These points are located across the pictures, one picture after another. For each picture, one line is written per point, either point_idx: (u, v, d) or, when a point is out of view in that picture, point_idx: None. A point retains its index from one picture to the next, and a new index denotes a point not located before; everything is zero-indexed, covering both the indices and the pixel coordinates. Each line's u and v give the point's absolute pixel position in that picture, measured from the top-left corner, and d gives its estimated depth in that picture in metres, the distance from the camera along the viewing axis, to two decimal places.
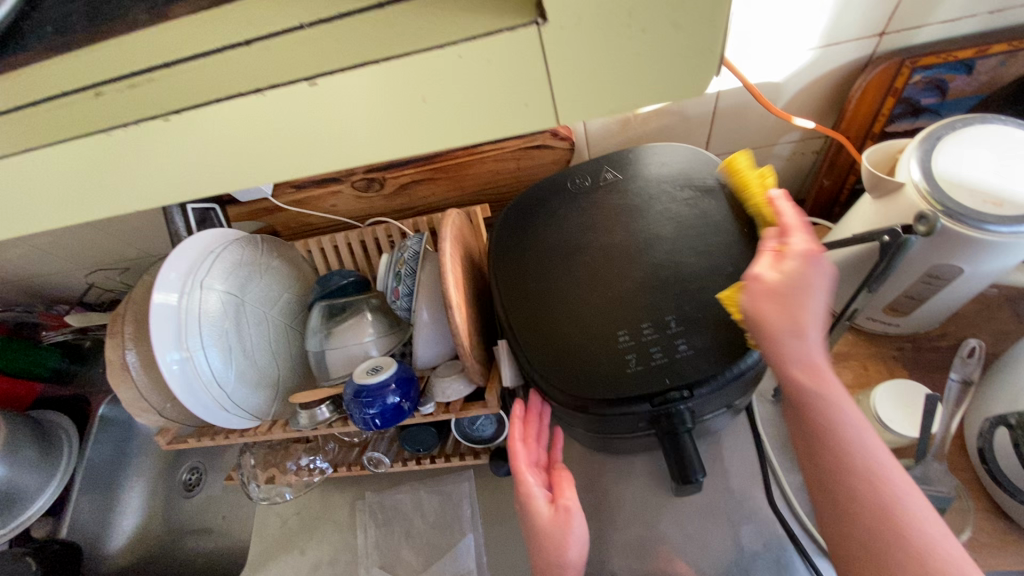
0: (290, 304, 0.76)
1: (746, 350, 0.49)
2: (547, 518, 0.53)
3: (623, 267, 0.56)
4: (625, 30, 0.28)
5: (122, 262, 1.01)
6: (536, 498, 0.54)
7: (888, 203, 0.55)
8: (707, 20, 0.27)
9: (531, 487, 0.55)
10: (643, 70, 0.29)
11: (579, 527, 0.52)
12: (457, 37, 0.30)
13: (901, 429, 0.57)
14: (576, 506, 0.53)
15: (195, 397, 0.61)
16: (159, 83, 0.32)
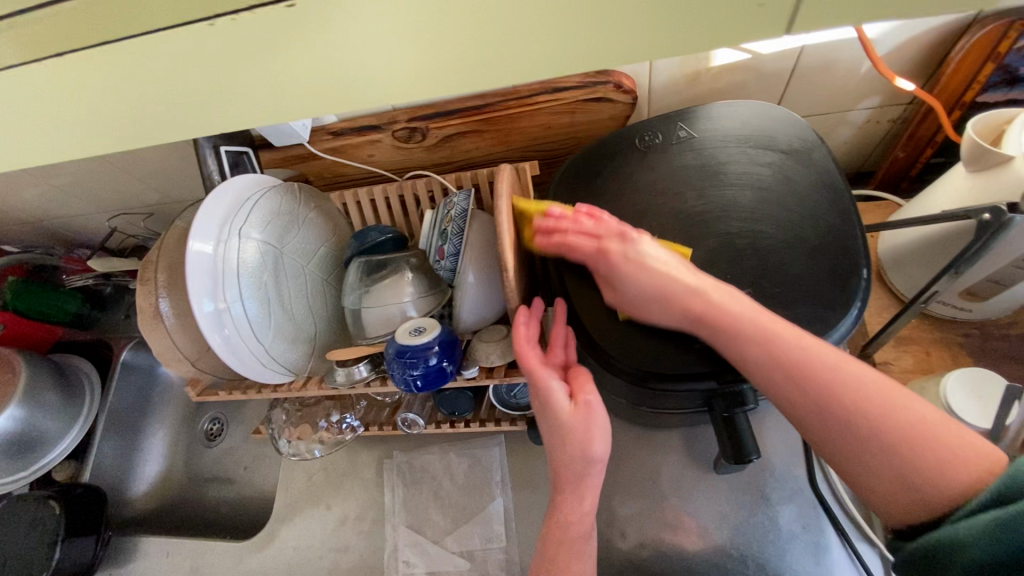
0: (325, 258, 0.73)
1: (829, 329, 0.46)
2: (566, 413, 0.50)
3: (695, 234, 0.52)
4: None
5: (146, 207, 0.97)
6: (554, 392, 0.50)
7: (988, 178, 0.51)
8: None
9: (550, 383, 0.51)
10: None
11: (601, 420, 0.49)
12: None
13: (974, 420, 0.54)
14: (597, 400, 0.50)
15: (234, 350, 0.59)
16: None
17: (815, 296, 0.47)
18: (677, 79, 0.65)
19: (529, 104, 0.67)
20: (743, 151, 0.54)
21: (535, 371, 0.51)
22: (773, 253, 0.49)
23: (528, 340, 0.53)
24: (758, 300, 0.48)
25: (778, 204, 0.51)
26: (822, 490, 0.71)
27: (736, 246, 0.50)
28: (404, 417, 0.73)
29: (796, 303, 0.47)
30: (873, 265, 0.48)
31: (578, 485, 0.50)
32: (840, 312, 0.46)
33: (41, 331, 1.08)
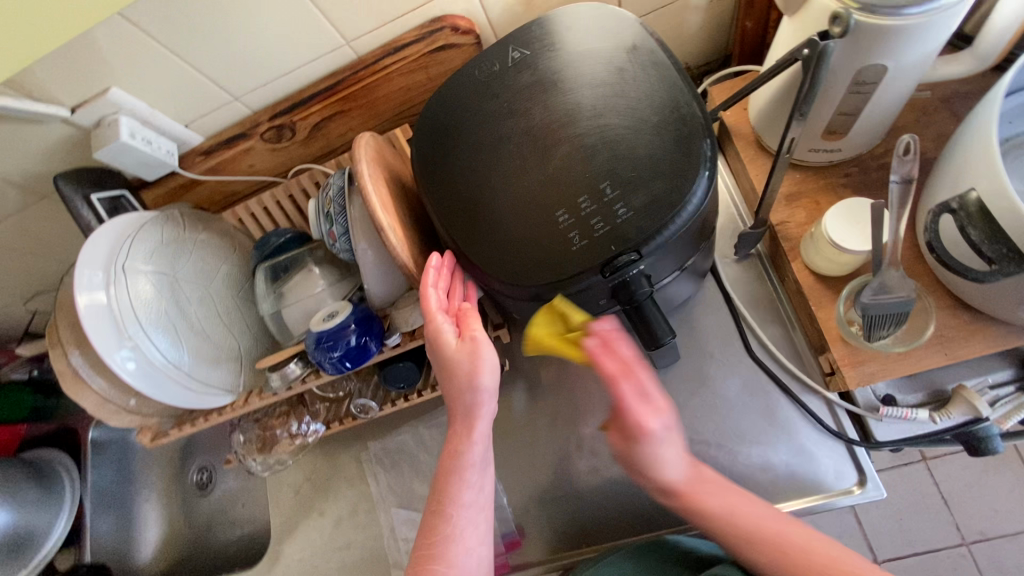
0: (231, 275, 0.73)
1: (685, 196, 0.49)
2: (455, 350, 0.54)
3: (551, 144, 0.53)
4: None
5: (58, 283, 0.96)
6: (444, 336, 0.54)
7: (802, 16, 0.52)
8: None
9: (441, 327, 0.54)
10: None
11: (488, 353, 0.53)
12: None
13: (854, 247, 0.58)
14: (484, 335, 0.54)
15: (159, 386, 0.60)
16: None
17: (665, 170, 0.50)
18: (511, 7, 0.65)
19: (378, 70, 0.67)
20: (576, 56, 0.55)
21: (428, 313, 0.54)
22: (622, 141, 0.51)
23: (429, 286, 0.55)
24: (618, 189, 0.50)
25: (617, 94, 0.52)
26: (759, 355, 0.74)
27: (590, 145, 0.52)
28: (361, 404, 0.75)
29: (651, 182, 0.50)
30: (710, 125, 0.51)
31: (470, 418, 0.54)
32: (689, 179, 0.49)
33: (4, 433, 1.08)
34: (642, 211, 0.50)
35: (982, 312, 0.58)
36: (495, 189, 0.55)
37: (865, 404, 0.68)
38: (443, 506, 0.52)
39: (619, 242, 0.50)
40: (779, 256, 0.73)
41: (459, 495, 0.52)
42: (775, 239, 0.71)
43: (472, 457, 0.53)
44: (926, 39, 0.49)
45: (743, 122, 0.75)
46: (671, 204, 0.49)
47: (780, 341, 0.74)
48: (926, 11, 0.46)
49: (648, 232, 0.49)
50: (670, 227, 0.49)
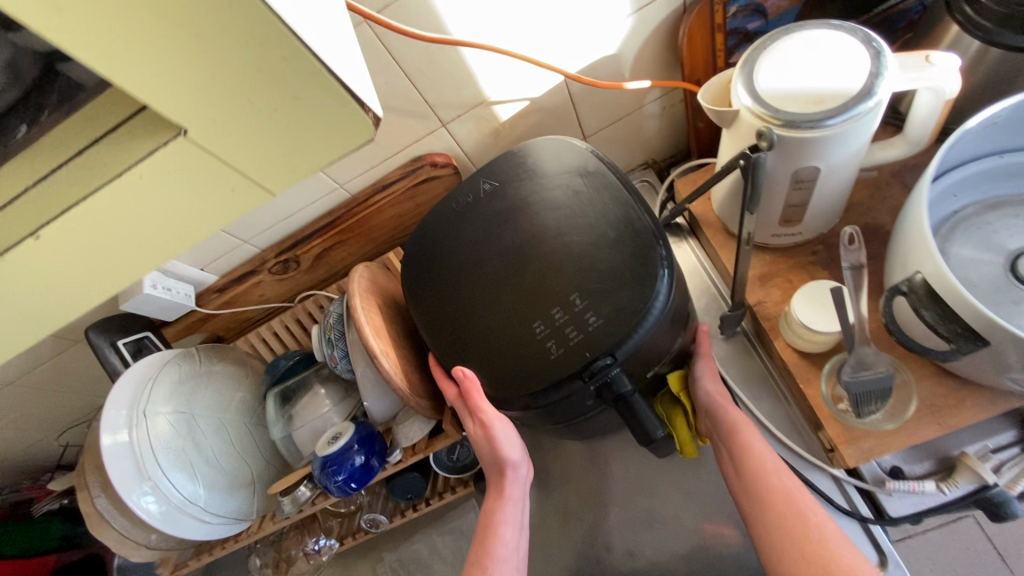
0: (244, 401, 0.78)
1: (649, 300, 0.53)
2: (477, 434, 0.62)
3: (522, 263, 0.58)
4: (258, 100, 0.31)
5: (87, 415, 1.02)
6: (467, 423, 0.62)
7: (736, 131, 0.58)
8: (303, 83, 0.31)
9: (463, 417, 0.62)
10: (319, 131, 0.34)
11: (506, 431, 0.62)
12: (117, 160, 0.31)
13: (824, 327, 0.60)
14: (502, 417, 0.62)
15: (175, 522, 0.63)
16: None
17: (627, 280, 0.54)
18: (481, 139, 0.73)
19: (370, 204, 0.75)
20: (538, 182, 0.62)
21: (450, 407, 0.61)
22: (585, 255, 0.56)
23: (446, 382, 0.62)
24: (586, 299, 0.55)
25: (577, 214, 0.58)
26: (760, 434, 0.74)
27: (557, 261, 0.57)
28: (370, 517, 0.76)
29: (615, 291, 0.54)
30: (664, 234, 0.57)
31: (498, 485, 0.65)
32: (649, 285, 0.54)
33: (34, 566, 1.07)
34: (611, 318, 0.53)
35: (966, 380, 0.59)
36: (476, 305, 0.59)
37: (872, 479, 0.67)
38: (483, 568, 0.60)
39: (593, 347, 0.53)
40: (762, 333, 0.75)
41: (495, 551, 0.61)
42: (756, 318, 0.74)
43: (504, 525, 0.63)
44: (849, 142, 0.54)
45: (709, 211, 0.80)
46: (637, 309, 0.53)
47: (778, 417, 0.74)
48: (843, 122, 0.51)
49: (619, 337, 0.53)
50: (638, 331, 0.53)
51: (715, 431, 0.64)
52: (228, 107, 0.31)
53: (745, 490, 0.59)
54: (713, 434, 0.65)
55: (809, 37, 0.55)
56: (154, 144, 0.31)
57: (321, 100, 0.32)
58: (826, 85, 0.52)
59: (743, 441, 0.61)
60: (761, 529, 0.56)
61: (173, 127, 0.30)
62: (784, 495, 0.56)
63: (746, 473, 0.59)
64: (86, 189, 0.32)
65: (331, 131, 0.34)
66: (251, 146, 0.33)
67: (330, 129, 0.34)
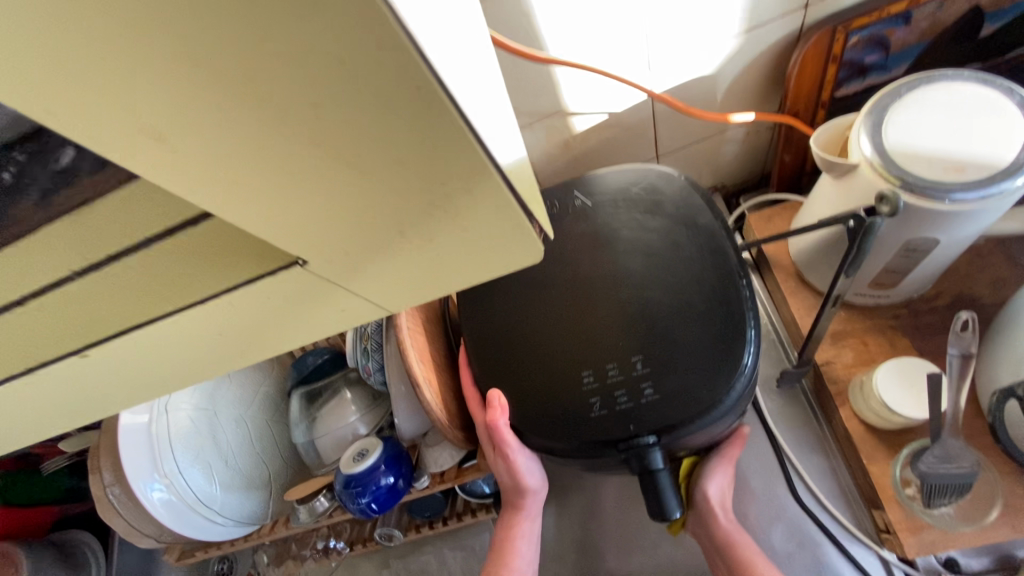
0: (268, 395, 0.74)
1: (721, 390, 0.47)
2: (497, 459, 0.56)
3: (593, 301, 0.53)
4: (429, 220, 0.25)
5: None
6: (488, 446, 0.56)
7: (847, 184, 0.52)
8: (496, 218, 0.26)
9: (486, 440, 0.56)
10: (485, 262, 0.28)
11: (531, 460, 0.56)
12: (222, 279, 0.29)
13: (910, 412, 0.55)
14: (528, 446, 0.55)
15: (186, 522, 0.60)
16: (41, 314, 0.31)
17: (699, 358, 0.48)
18: (550, 150, 0.67)
19: None
20: (632, 216, 0.56)
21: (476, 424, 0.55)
22: (662, 315, 0.50)
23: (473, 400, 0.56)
24: (648, 366, 0.49)
25: (667, 266, 0.52)
26: (809, 500, 0.69)
27: (629, 312, 0.51)
28: (385, 532, 0.72)
29: (682, 370, 0.48)
30: (755, 289, 0.51)
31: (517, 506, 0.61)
32: (726, 374, 0.47)
33: (40, 514, 1.09)
34: (672, 397, 0.47)
35: None
36: (527, 341, 0.54)
37: (925, 567, 0.62)
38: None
39: (636, 422, 0.48)
40: (825, 394, 0.69)
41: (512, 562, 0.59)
42: (821, 378, 0.68)
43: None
44: (982, 218, 0.47)
45: (783, 253, 0.74)
46: (699, 398, 0.47)
47: (829, 484, 0.69)
48: (983, 197, 0.45)
49: (671, 420, 0.47)
50: (694, 422, 0.47)
51: (710, 543, 0.60)
52: (368, 233, 0.25)
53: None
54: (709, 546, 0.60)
55: (953, 93, 0.48)
56: (280, 269, 0.27)
57: (488, 220, 0.26)
58: (969, 152, 0.46)
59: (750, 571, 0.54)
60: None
61: (304, 258, 0.26)
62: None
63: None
64: (223, 298, 0.29)
65: (497, 258, 0.28)
66: (384, 268, 0.28)
67: (483, 253, 0.28)
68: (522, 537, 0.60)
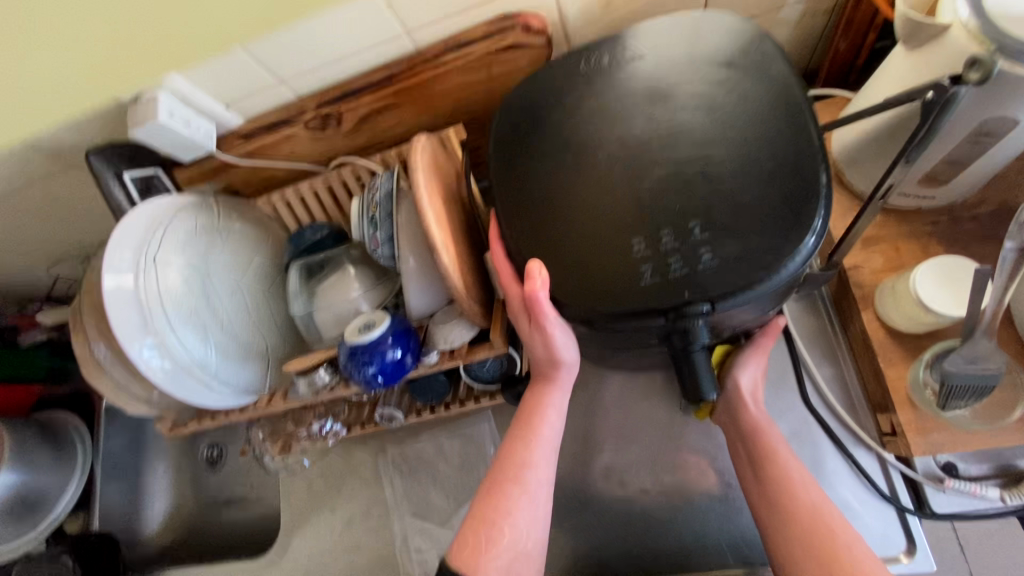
0: (263, 268, 0.70)
1: (783, 257, 0.45)
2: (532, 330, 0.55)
3: (646, 162, 0.49)
4: None
5: (83, 249, 0.94)
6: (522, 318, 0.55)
7: (929, 52, 0.47)
8: None
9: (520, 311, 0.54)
10: None
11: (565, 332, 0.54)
12: None
13: (944, 309, 0.54)
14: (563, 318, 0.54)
15: (180, 384, 0.57)
16: None
17: (763, 222, 0.46)
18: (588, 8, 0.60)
19: (439, 65, 0.61)
20: (693, 73, 0.51)
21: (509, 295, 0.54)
22: (725, 178, 0.47)
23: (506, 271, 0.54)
24: (708, 231, 0.46)
25: (732, 125, 0.48)
26: (815, 403, 0.69)
27: (686, 174, 0.48)
28: (389, 413, 0.72)
29: (746, 234, 0.46)
30: (831, 172, 0.47)
31: (550, 378, 0.60)
32: (792, 240, 0.45)
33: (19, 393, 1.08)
34: (730, 262, 0.45)
35: None
36: (566, 209, 0.50)
37: (925, 472, 0.63)
38: (501, 501, 0.55)
39: (693, 288, 0.45)
40: (847, 302, 0.67)
41: (539, 430, 0.59)
42: (845, 283, 0.66)
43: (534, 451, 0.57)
44: None
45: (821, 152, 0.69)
46: (763, 262, 0.45)
47: (837, 389, 0.69)
48: None
49: (729, 287, 0.45)
50: (755, 289, 0.45)
51: (732, 427, 0.64)
52: None
53: (764, 497, 0.57)
54: (730, 430, 0.64)
55: None
56: None
57: None
58: None
59: (769, 447, 0.59)
60: (778, 545, 0.54)
61: None
62: (806, 516, 0.53)
63: (771, 491, 0.56)
64: None
65: None
66: None
67: None
68: (552, 408, 0.60)
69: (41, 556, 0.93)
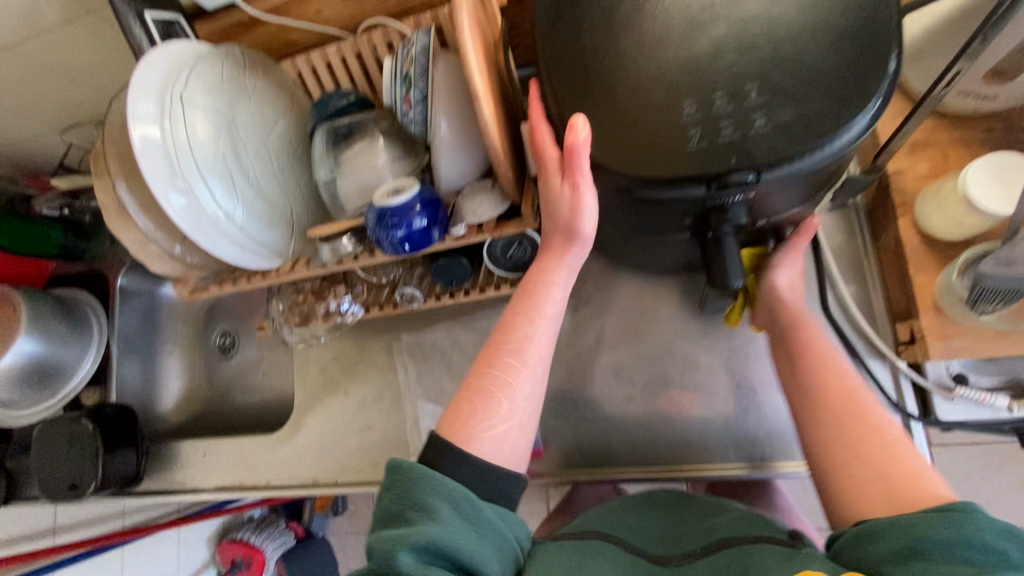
0: (287, 133, 0.67)
1: (835, 130, 0.43)
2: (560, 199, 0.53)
3: (706, 19, 0.46)
4: None
5: (97, 116, 0.91)
6: (553, 186, 0.53)
7: None
8: None
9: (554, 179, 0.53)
10: None
11: (590, 200, 0.52)
12: None
13: (991, 206, 0.53)
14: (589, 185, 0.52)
15: (208, 237, 0.57)
16: None
17: (822, 91, 0.44)
18: None
19: None
20: None
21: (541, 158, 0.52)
22: (789, 40, 0.44)
23: (544, 140, 0.52)
24: (765, 96, 0.44)
25: None
26: (834, 312, 0.69)
27: (748, 34, 0.45)
28: (409, 293, 0.72)
29: (804, 100, 0.44)
30: (901, 62, 0.44)
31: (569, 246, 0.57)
32: (850, 111, 0.43)
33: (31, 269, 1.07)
34: (782, 129, 0.44)
35: None
36: (615, 65, 0.47)
37: (936, 380, 0.64)
38: (499, 373, 0.55)
39: (741, 155, 0.44)
40: (884, 212, 0.66)
41: (543, 307, 0.57)
42: (885, 190, 0.65)
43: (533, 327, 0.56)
44: None
45: None
46: (812, 132, 0.43)
47: (860, 300, 0.69)
48: None
49: (778, 155, 0.44)
50: (802, 160, 0.44)
51: (772, 324, 0.65)
52: None
53: (799, 388, 0.58)
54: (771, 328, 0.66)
55: None
56: None
57: None
58: None
59: (806, 345, 0.60)
60: (812, 429, 0.55)
61: None
62: (837, 401, 0.55)
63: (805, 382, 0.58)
64: None
65: None
66: None
67: None
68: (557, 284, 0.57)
69: (60, 420, 0.94)
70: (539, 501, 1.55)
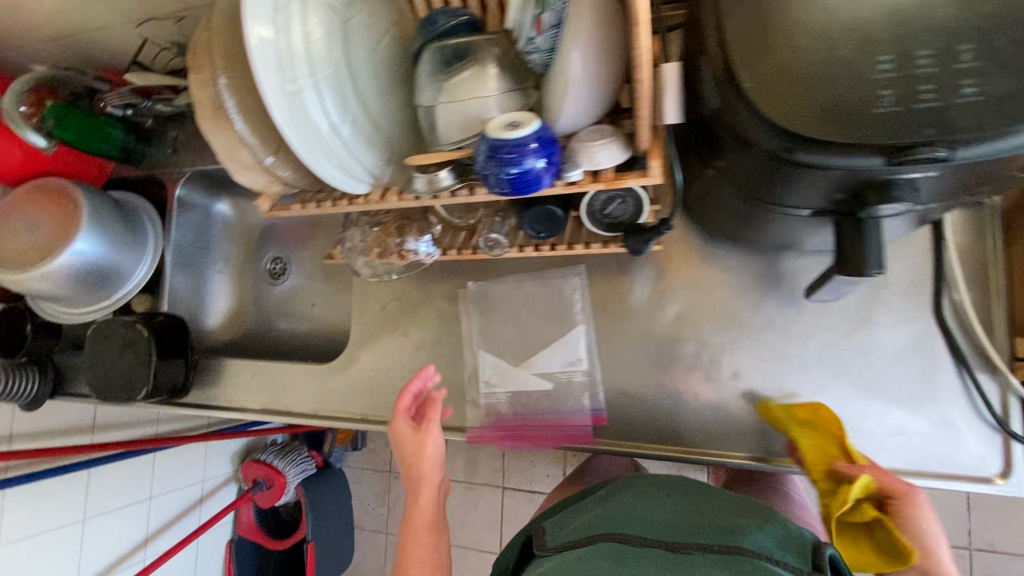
0: (391, 49, 0.62)
1: None
2: (408, 437, 0.72)
3: None
4: None
5: (177, 13, 0.87)
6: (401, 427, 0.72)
7: None
8: None
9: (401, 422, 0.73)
10: None
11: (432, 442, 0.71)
12: None
13: None
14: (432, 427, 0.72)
15: (311, 150, 0.53)
16: None
17: None
18: None
19: None
20: None
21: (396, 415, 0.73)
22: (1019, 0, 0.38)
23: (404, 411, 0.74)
24: (979, 61, 0.38)
25: None
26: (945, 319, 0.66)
27: None
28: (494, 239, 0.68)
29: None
30: None
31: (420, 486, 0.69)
32: None
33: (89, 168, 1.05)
34: (993, 102, 0.38)
35: None
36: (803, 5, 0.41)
37: None
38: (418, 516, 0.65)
39: (940, 126, 0.38)
40: None
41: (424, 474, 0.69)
42: None
43: (433, 478, 0.68)
44: None
45: None
46: None
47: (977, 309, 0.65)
48: None
49: (984, 129, 0.38)
50: (1009, 138, 0.38)
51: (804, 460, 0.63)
52: None
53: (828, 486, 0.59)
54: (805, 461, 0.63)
55: None
56: None
57: None
58: None
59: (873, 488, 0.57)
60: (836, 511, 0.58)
61: None
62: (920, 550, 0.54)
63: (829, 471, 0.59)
64: None
65: None
66: None
67: None
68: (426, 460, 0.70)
69: (116, 322, 0.94)
70: (557, 467, 1.56)
